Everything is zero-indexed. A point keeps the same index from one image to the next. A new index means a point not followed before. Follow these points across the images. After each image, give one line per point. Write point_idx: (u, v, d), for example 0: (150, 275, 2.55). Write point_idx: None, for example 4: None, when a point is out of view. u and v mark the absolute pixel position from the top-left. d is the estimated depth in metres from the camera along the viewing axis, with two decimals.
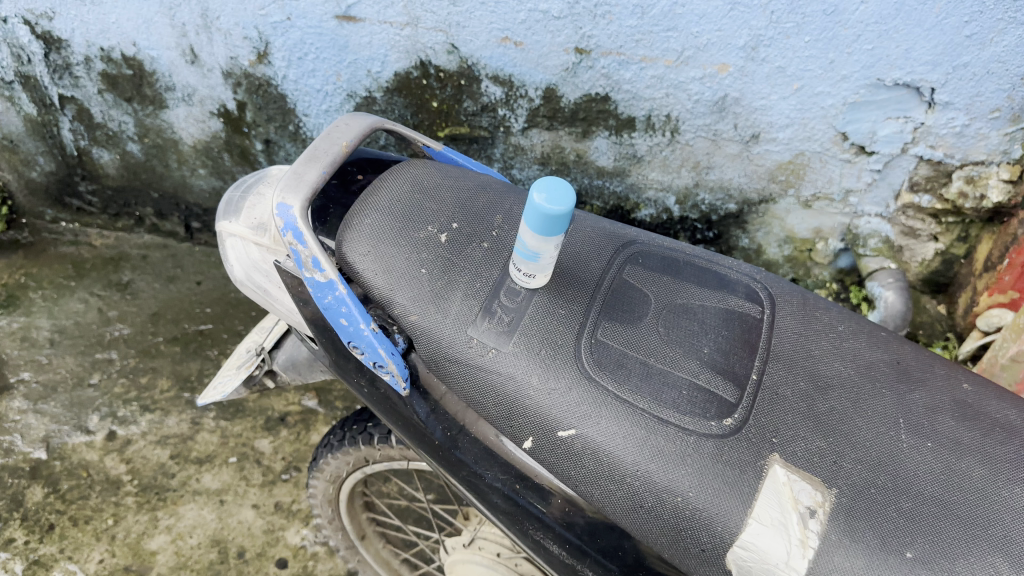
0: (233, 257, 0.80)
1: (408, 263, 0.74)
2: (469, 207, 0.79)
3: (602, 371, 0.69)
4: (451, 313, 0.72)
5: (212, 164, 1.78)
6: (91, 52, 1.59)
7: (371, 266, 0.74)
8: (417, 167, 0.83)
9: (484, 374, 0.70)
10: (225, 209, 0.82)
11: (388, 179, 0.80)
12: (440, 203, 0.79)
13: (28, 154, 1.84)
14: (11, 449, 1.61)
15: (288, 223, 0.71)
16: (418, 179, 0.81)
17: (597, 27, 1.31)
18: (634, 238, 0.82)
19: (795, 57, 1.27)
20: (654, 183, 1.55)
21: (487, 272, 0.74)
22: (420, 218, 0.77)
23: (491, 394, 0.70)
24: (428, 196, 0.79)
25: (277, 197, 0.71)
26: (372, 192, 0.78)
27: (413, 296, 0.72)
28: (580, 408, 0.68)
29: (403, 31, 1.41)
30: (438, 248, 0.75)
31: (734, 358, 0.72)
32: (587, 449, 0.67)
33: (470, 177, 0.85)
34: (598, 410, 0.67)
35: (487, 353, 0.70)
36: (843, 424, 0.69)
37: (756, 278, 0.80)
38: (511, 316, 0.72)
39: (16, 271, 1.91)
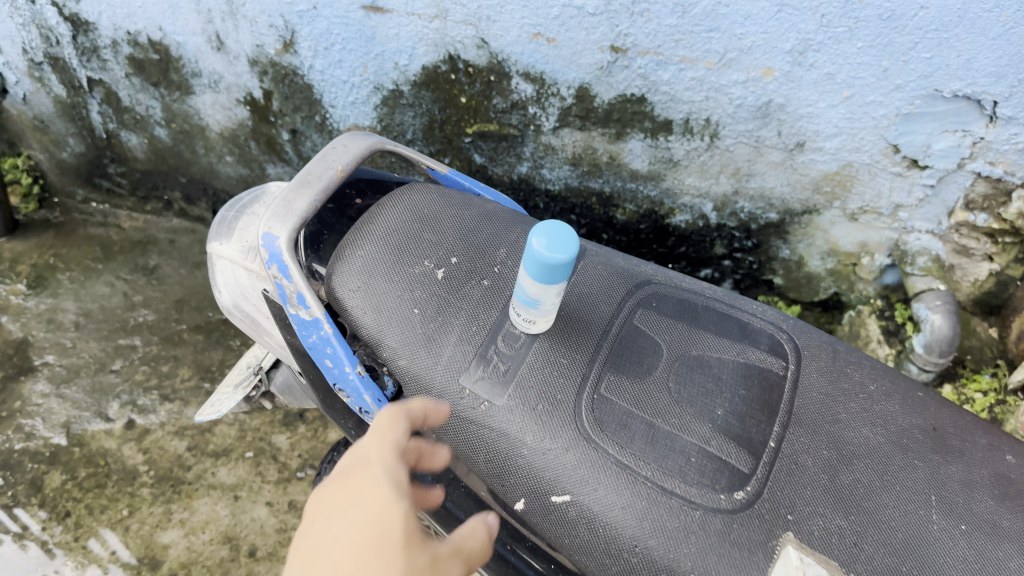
0: (221, 282, 0.82)
1: (400, 302, 0.73)
2: (471, 241, 0.78)
3: (602, 433, 0.64)
4: (443, 357, 0.70)
5: (239, 152, 1.74)
6: (117, 36, 1.56)
7: (360, 303, 0.73)
8: (422, 195, 0.83)
9: (476, 428, 0.67)
10: (218, 229, 0.83)
11: (386, 207, 0.80)
12: (441, 235, 0.78)
13: (58, 135, 1.83)
14: (32, 433, 1.61)
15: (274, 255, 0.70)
16: (419, 208, 0.81)
17: (634, 25, 1.23)
18: (649, 277, 0.77)
19: (845, 64, 1.18)
20: (690, 189, 1.47)
21: (485, 313, 0.72)
22: (416, 253, 0.76)
23: (483, 450, 0.67)
24: (427, 229, 0.78)
25: (263, 226, 0.70)
26: (368, 222, 0.79)
27: (402, 339, 0.71)
28: (577, 472, 0.63)
29: (431, 24, 1.35)
30: (434, 285, 0.74)
31: (750, 422, 0.66)
32: (581, 517, 0.63)
33: (475, 207, 0.83)
34: (597, 476, 0.63)
35: (480, 406, 0.67)
36: (868, 500, 0.62)
37: (782, 328, 0.73)
38: (508, 364, 0.69)
39: (46, 252, 1.91)
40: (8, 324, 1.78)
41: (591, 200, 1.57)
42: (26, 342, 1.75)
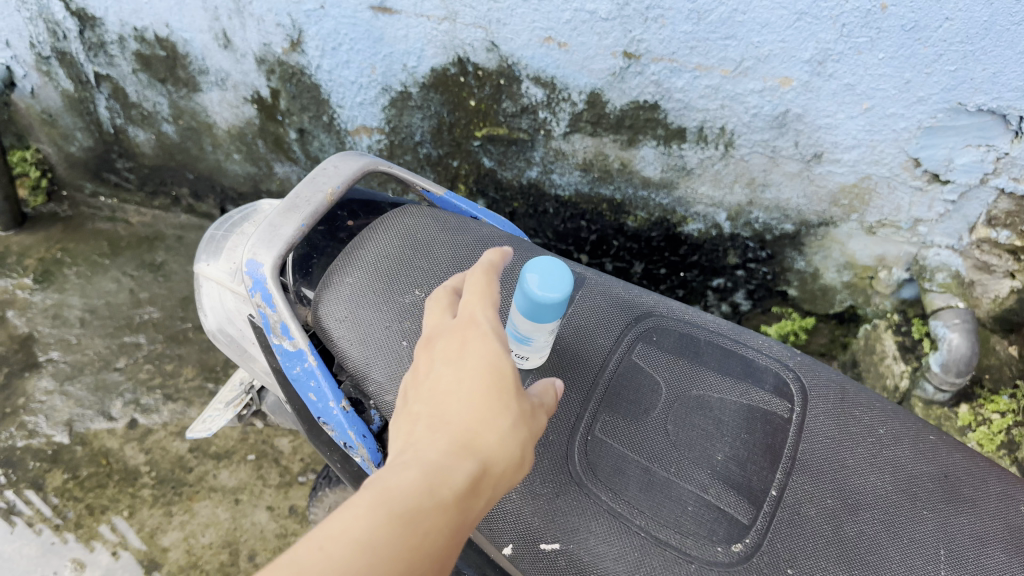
0: (207, 303, 0.82)
1: (388, 334, 0.74)
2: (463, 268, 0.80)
3: (594, 478, 0.62)
4: None
5: (247, 150, 1.72)
6: (124, 31, 1.54)
7: (348, 333, 0.75)
8: (414, 218, 0.84)
9: None
10: (207, 248, 0.84)
11: (377, 233, 0.81)
12: (432, 264, 0.79)
13: (66, 129, 1.82)
14: (34, 431, 1.61)
15: (258, 282, 0.72)
16: (409, 234, 0.82)
17: (649, 31, 1.19)
18: (650, 309, 0.75)
19: (866, 75, 1.14)
20: (704, 198, 1.43)
21: None
22: (405, 282, 0.78)
23: None
24: (418, 255, 0.80)
25: (249, 253, 0.72)
26: (358, 248, 0.80)
27: (388, 371, 0.73)
28: (567, 519, 0.60)
29: (441, 26, 1.32)
30: (423, 314, 0.76)
31: (752, 467, 0.63)
32: (571, 566, 0.59)
33: (467, 233, 0.84)
34: (588, 523, 0.60)
35: None
36: (873, 554, 0.59)
37: (787, 367, 0.70)
38: None
39: (54, 246, 1.91)
40: (13, 319, 1.77)
41: (602, 207, 1.54)
42: (31, 338, 1.75)
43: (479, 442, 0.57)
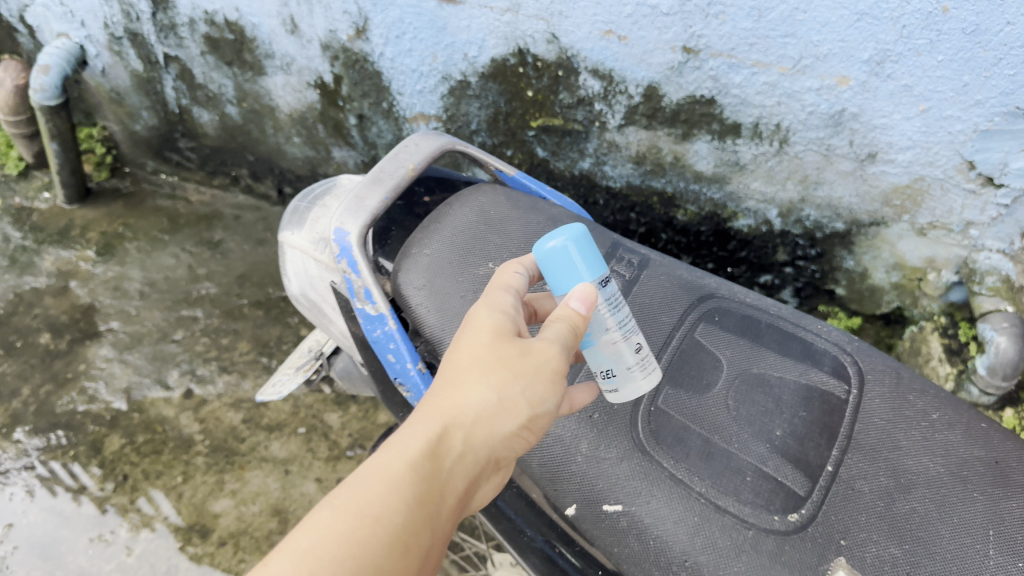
0: (287, 266, 0.90)
1: (466, 302, 0.78)
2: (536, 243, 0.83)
3: (658, 445, 0.67)
4: None
5: (307, 134, 1.77)
6: (195, 15, 1.60)
7: (425, 301, 0.79)
8: (489, 195, 0.88)
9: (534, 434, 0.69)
10: (290, 217, 0.92)
11: (454, 208, 0.86)
12: (506, 238, 0.83)
13: (133, 107, 1.89)
14: (95, 396, 1.68)
15: (345, 250, 0.77)
16: (483, 211, 0.86)
17: (709, 27, 1.22)
18: (714, 290, 0.78)
19: (924, 76, 1.15)
20: (756, 194, 1.45)
21: None
22: (482, 254, 0.81)
23: (537, 455, 0.69)
24: (493, 230, 0.84)
25: (337, 221, 0.77)
26: (435, 225, 0.84)
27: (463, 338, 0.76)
28: (630, 483, 0.65)
29: (504, 17, 1.36)
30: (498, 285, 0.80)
31: (809, 444, 0.66)
32: (632, 527, 0.64)
33: (541, 210, 0.88)
34: (650, 488, 0.64)
35: None
36: (923, 530, 0.61)
37: (845, 349, 0.72)
38: None
39: (116, 221, 1.99)
40: (77, 290, 1.85)
41: (653, 199, 1.56)
42: (93, 308, 1.82)
43: (449, 405, 0.60)
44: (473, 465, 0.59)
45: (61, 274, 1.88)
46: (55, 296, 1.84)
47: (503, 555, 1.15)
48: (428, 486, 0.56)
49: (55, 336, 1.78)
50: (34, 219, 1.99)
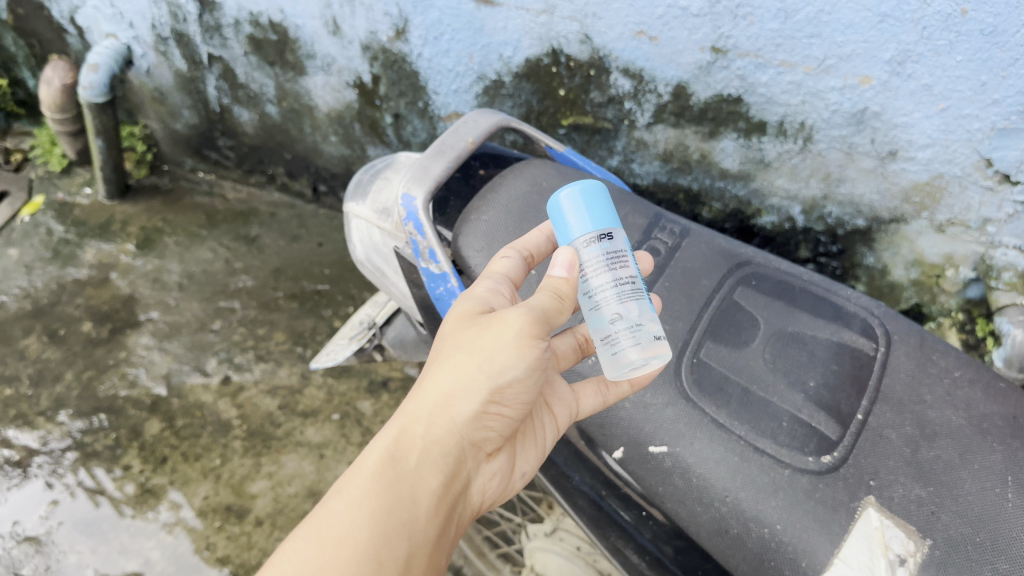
0: (353, 233, 1.02)
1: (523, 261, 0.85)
2: None
3: (700, 392, 0.73)
4: None
5: (343, 133, 1.84)
6: (241, 16, 1.67)
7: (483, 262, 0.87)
8: (540, 169, 0.95)
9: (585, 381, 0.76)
10: (354, 191, 1.04)
11: (508, 179, 0.94)
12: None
13: (175, 106, 1.96)
14: (135, 382, 1.74)
15: (412, 213, 0.86)
16: (536, 179, 0.93)
17: (737, 28, 1.28)
18: (750, 258, 0.84)
19: (943, 76, 1.20)
20: (779, 191, 1.50)
21: None
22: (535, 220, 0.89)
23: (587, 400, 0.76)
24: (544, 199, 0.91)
25: (404, 187, 0.86)
26: (493, 193, 0.92)
27: None
28: (675, 426, 0.71)
29: (539, 18, 1.42)
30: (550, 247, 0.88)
31: (840, 394, 0.72)
32: (676, 466, 0.70)
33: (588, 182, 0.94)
34: (693, 431, 0.70)
35: None
36: (946, 475, 0.66)
37: (874, 312, 0.78)
38: None
39: (155, 216, 2.06)
40: (118, 281, 1.92)
41: (678, 196, 1.62)
42: (134, 298, 1.89)
43: (413, 405, 0.71)
44: (439, 450, 0.69)
45: (102, 266, 1.95)
46: (96, 287, 1.90)
47: None
48: (390, 478, 0.67)
49: (96, 324, 1.84)
50: (76, 214, 2.06)
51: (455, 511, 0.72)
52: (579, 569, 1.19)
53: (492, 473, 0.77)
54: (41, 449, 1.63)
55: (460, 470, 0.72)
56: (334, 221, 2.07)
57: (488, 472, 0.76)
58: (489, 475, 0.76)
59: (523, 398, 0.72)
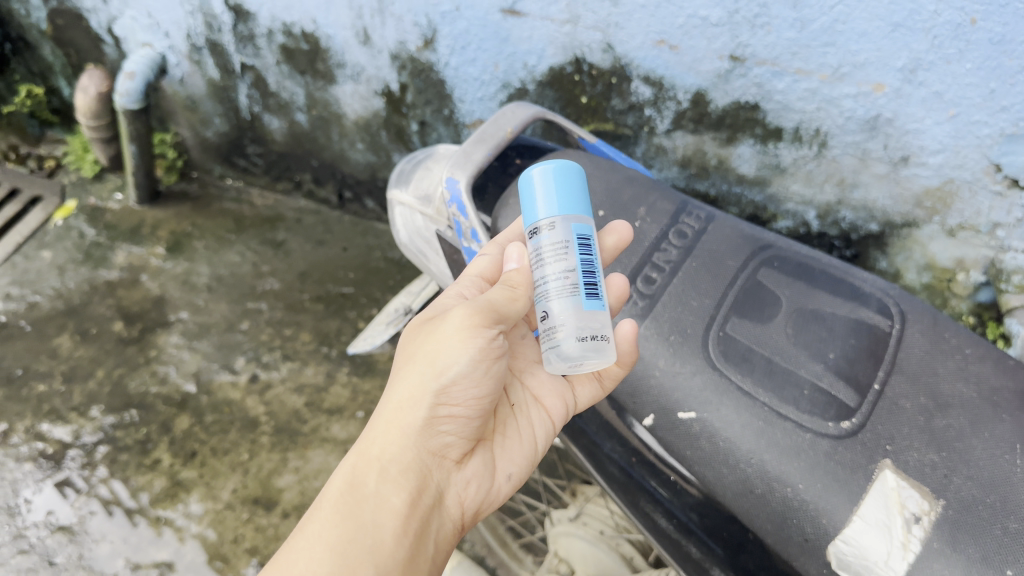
0: (398, 218, 1.14)
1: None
2: (617, 199, 0.96)
3: (727, 362, 0.78)
4: None
5: (370, 140, 1.91)
6: (274, 26, 1.73)
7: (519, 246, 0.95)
8: (574, 159, 1.02)
9: None
10: (398, 178, 1.16)
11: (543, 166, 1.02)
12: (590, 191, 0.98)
13: (206, 114, 2.05)
14: (165, 379, 1.79)
15: (455, 195, 0.97)
16: None
17: (755, 37, 1.32)
18: (772, 242, 0.89)
19: (954, 83, 1.23)
20: (795, 196, 1.55)
21: (627, 260, 0.90)
22: None
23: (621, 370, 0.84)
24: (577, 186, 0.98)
25: (449, 172, 0.97)
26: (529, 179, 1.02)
27: None
28: (703, 394, 0.77)
29: (563, 28, 1.47)
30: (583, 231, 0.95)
31: (858, 365, 0.76)
32: (704, 431, 0.76)
33: (620, 171, 1.00)
34: (719, 398, 0.76)
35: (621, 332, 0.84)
36: (959, 442, 0.70)
37: (890, 293, 0.82)
38: (645, 301, 0.85)
39: (185, 221, 2.13)
40: (148, 282, 1.98)
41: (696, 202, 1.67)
42: (164, 299, 1.94)
43: (369, 434, 0.82)
44: (395, 467, 0.80)
45: (132, 268, 2.00)
46: (127, 288, 1.96)
47: (562, 512, 1.23)
48: (350, 502, 0.77)
49: (127, 324, 1.89)
50: (107, 218, 2.13)
51: (431, 522, 0.81)
52: (605, 553, 1.12)
53: (466, 484, 0.86)
54: (74, 443, 1.67)
55: (426, 483, 0.82)
56: (358, 227, 2.14)
57: (462, 484, 0.86)
58: (463, 486, 0.86)
59: (472, 394, 0.83)
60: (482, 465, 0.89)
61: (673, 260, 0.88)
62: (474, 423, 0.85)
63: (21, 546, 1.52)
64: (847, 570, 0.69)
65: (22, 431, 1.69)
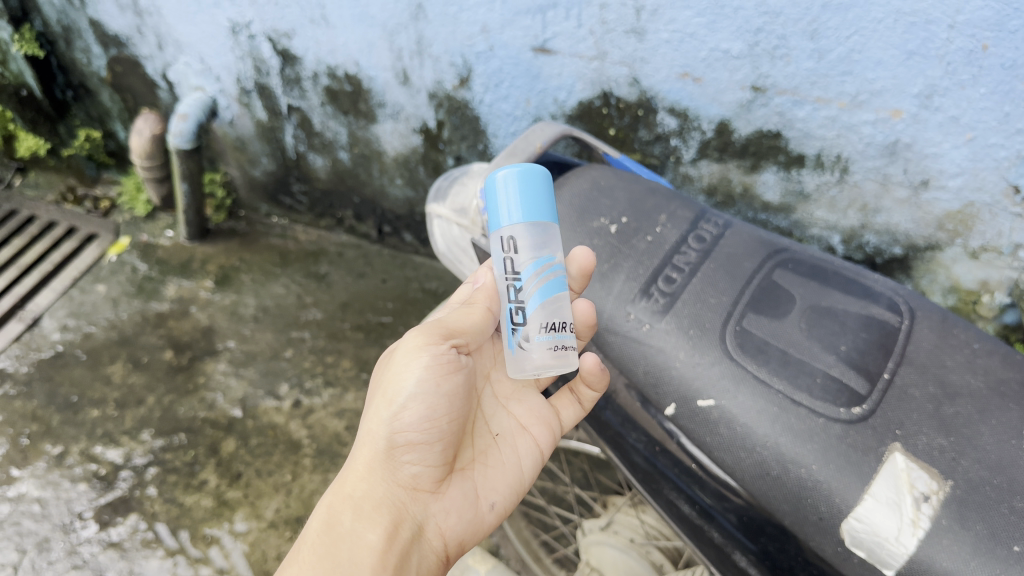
0: (438, 233, 1.26)
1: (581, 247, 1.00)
2: (640, 206, 1.03)
3: (743, 354, 0.84)
4: (615, 291, 0.94)
5: (409, 176, 2.01)
6: (319, 69, 1.82)
7: None
8: (600, 172, 1.10)
9: (641, 345, 0.89)
10: (437, 197, 1.30)
11: (572, 178, 1.10)
12: (613, 201, 1.04)
13: (255, 154, 2.17)
14: (213, 404, 1.86)
15: None
16: (594, 178, 1.09)
17: (775, 67, 1.34)
18: (786, 248, 0.96)
19: (970, 108, 1.22)
20: (820, 221, 1.55)
21: (649, 260, 0.96)
22: (596, 213, 1.03)
23: (642, 362, 0.89)
24: (603, 194, 1.06)
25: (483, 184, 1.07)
26: (557, 191, 1.08)
27: None
28: (721, 382, 0.83)
29: (591, 64, 1.53)
30: (609, 236, 1.01)
31: (869, 357, 0.81)
32: (721, 417, 0.82)
33: (641, 182, 1.08)
34: (737, 386, 0.82)
35: (643, 327, 0.90)
36: (967, 428, 0.75)
37: (900, 293, 0.88)
38: (665, 298, 0.91)
39: (234, 256, 2.25)
40: (197, 313, 2.07)
41: None
42: (212, 329, 2.03)
43: (341, 478, 0.91)
44: (367, 503, 0.87)
45: (182, 300, 2.10)
46: (177, 319, 2.05)
47: (592, 522, 1.26)
48: (328, 540, 0.84)
49: (176, 353, 1.97)
50: (159, 253, 2.24)
51: (411, 552, 0.88)
52: (636, 560, 1.14)
53: (445, 512, 0.93)
54: (126, 464, 1.73)
55: (400, 513, 0.89)
56: (397, 260, 2.26)
57: (440, 512, 0.93)
58: (442, 513, 0.93)
59: (428, 418, 0.91)
60: (460, 493, 0.96)
61: (692, 262, 0.94)
62: (436, 450, 0.92)
63: (75, 561, 1.57)
64: (860, 547, 0.73)
65: (76, 454, 1.75)
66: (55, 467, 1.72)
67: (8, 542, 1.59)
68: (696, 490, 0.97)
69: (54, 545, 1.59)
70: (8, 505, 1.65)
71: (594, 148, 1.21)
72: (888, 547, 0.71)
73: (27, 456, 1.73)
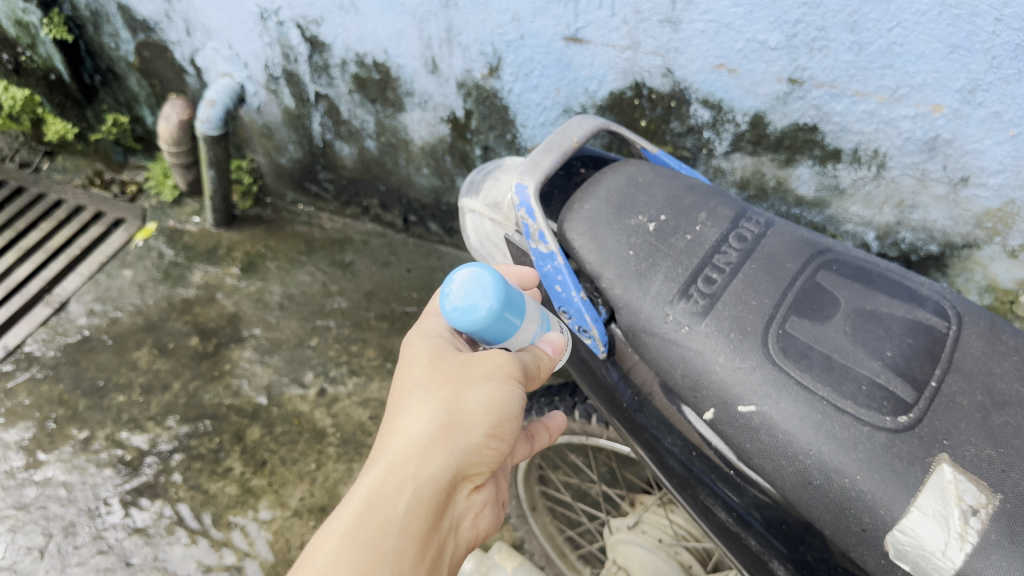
0: (470, 227, 1.26)
1: (618, 246, 0.98)
2: (679, 204, 1.01)
3: (785, 358, 0.82)
4: (652, 291, 0.93)
5: (435, 165, 2.00)
6: (348, 56, 1.81)
7: (586, 244, 1.01)
8: (636, 168, 1.08)
9: (679, 348, 0.89)
10: (469, 189, 1.30)
11: (609, 174, 1.08)
12: (651, 197, 1.03)
13: (282, 141, 2.16)
14: (239, 391, 1.86)
15: (524, 200, 1.05)
16: (631, 173, 1.07)
17: (813, 60, 1.31)
18: (829, 248, 0.93)
19: (1014, 103, 1.18)
20: (854, 217, 1.52)
21: (687, 260, 0.94)
22: (633, 210, 1.01)
23: (680, 364, 0.89)
24: (641, 191, 1.04)
25: (518, 179, 1.06)
26: (593, 187, 1.06)
27: (621, 273, 0.96)
28: (763, 388, 0.82)
29: (624, 54, 1.50)
30: (645, 235, 0.99)
31: (915, 363, 0.79)
32: (763, 423, 0.81)
33: (680, 178, 1.06)
34: (779, 392, 0.81)
35: (681, 329, 0.89)
36: (1017, 438, 0.73)
37: (946, 297, 0.86)
38: (705, 299, 0.90)
39: (260, 243, 2.25)
40: (223, 300, 2.07)
41: None
42: (238, 316, 2.03)
43: (396, 449, 0.68)
44: (432, 494, 0.67)
45: (208, 286, 2.10)
46: (203, 305, 2.05)
47: (620, 521, 1.25)
48: (375, 521, 0.64)
49: (202, 339, 1.97)
50: (185, 239, 2.24)
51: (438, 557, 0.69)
52: (664, 560, 1.12)
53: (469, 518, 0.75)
54: (151, 450, 1.73)
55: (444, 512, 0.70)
56: (422, 250, 2.25)
57: None
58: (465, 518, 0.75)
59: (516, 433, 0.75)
60: None
61: (732, 262, 0.92)
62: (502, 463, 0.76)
63: (100, 546, 1.58)
64: (905, 558, 0.72)
65: (102, 439, 1.75)
66: (81, 451, 1.73)
67: (35, 526, 1.61)
68: (731, 495, 0.97)
69: (79, 530, 1.60)
70: (35, 488, 1.66)
71: (632, 143, 1.19)
72: (934, 561, 0.70)
73: (54, 440, 1.74)
